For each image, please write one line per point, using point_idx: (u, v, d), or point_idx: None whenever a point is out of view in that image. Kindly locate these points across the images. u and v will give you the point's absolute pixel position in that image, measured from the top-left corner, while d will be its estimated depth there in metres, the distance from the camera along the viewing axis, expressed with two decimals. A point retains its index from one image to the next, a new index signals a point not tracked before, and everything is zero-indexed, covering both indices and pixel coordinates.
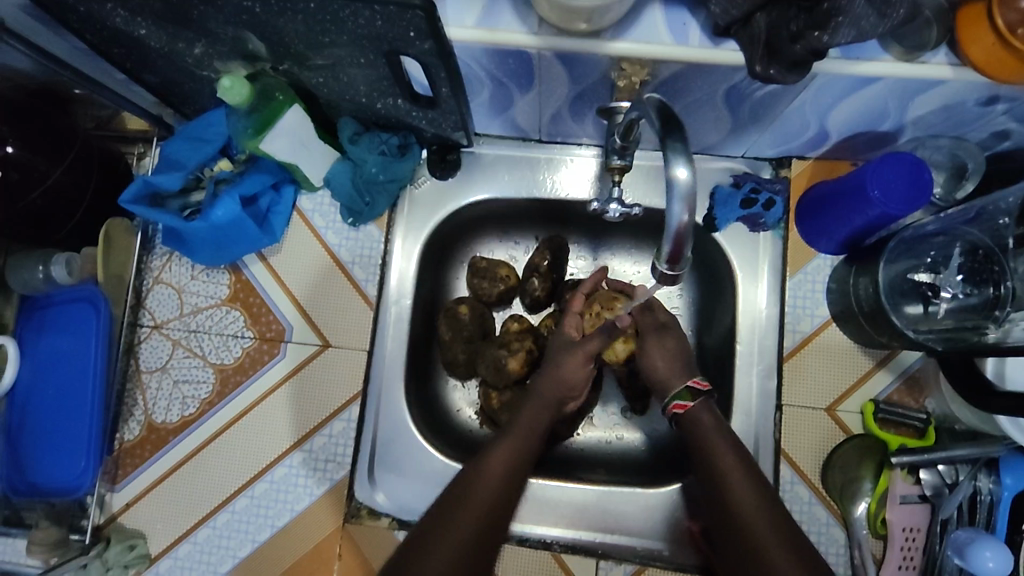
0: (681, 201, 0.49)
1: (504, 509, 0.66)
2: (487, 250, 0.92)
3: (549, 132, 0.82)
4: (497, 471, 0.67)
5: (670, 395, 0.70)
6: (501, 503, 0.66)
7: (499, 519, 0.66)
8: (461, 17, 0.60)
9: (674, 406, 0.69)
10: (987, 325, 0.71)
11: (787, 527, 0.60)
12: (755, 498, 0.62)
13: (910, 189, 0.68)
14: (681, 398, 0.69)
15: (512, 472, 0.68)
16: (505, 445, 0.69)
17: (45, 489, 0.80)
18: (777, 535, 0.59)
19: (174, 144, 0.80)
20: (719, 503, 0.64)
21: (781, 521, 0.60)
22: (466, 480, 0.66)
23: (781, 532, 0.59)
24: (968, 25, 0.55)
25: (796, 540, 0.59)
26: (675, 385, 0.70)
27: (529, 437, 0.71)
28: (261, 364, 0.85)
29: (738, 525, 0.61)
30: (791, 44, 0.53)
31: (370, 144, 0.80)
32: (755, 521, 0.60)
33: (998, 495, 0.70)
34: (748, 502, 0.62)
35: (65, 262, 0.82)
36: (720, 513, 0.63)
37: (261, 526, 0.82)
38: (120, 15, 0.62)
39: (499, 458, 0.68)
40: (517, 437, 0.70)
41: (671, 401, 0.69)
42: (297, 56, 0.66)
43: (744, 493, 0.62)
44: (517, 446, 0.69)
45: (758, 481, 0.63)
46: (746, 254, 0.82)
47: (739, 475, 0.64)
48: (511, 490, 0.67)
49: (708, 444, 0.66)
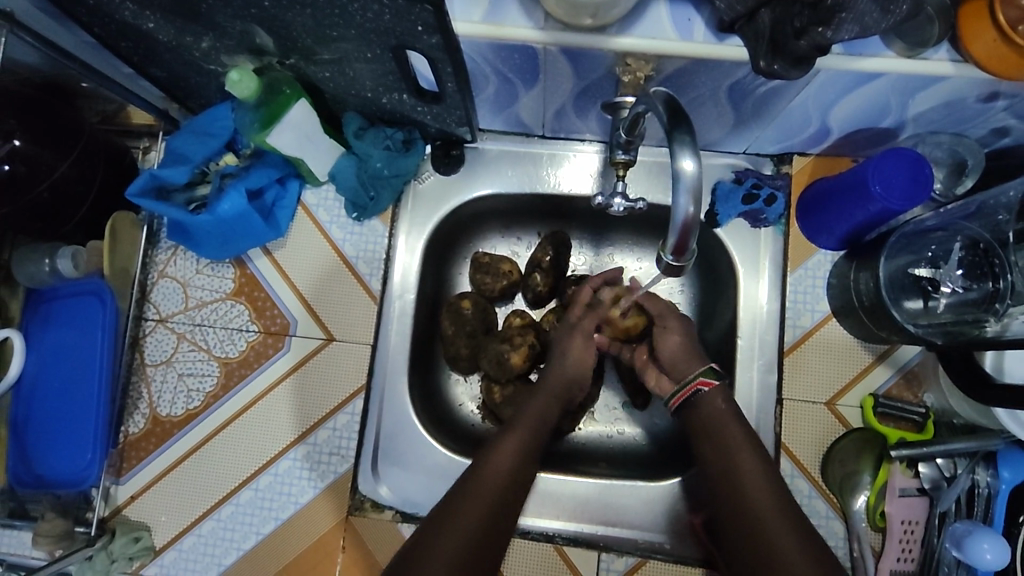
0: (687, 193, 0.50)
1: (509, 508, 0.66)
2: (489, 246, 0.92)
3: (553, 128, 0.82)
4: (500, 467, 0.67)
5: (693, 373, 0.71)
6: (506, 501, 0.66)
7: (504, 517, 0.65)
8: (468, 12, 0.61)
9: (700, 382, 0.70)
10: (986, 318, 0.72)
11: (799, 520, 0.60)
12: (766, 490, 0.63)
13: (910, 184, 0.68)
14: (705, 376, 0.71)
15: (516, 469, 0.68)
16: (508, 442, 0.70)
17: (50, 481, 0.80)
18: (786, 526, 0.59)
19: (180, 138, 0.81)
20: (727, 493, 0.64)
21: (793, 517, 0.60)
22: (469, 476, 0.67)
23: (792, 522, 0.60)
24: (970, 21, 0.56)
25: (805, 529, 0.59)
26: (694, 366, 0.72)
27: (531, 436, 0.71)
28: (265, 358, 0.86)
29: (746, 515, 0.61)
30: (795, 40, 0.54)
31: (375, 139, 0.81)
32: (768, 512, 0.61)
33: (996, 488, 0.71)
34: (757, 491, 0.63)
35: (71, 255, 0.83)
36: (727, 505, 0.64)
37: (266, 519, 0.82)
38: (129, 8, 0.63)
39: (502, 456, 0.68)
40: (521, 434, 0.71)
41: (694, 379, 0.71)
42: (305, 50, 0.67)
43: (751, 482, 0.63)
44: (520, 443, 0.70)
45: (768, 473, 0.64)
46: (747, 249, 0.83)
47: (750, 466, 0.65)
48: (516, 488, 0.67)
49: (717, 433, 0.68)
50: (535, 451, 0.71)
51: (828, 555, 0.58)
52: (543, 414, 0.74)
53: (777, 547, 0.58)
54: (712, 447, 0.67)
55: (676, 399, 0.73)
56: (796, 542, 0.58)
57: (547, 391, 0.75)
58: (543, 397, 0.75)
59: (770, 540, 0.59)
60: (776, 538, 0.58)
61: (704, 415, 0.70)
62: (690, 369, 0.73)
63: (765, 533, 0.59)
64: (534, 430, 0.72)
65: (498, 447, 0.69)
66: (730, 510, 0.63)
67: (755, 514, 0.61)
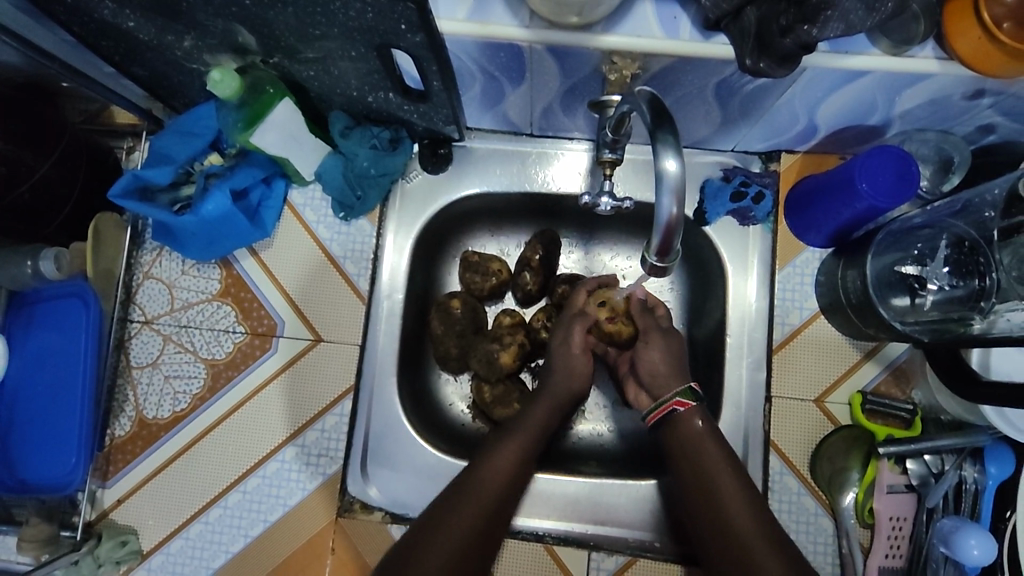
0: (670, 193, 0.50)
1: (506, 506, 0.68)
2: (478, 245, 0.92)
3: (541, 126, 0.82)
4: (500, 469, 0.69)
5: (671, 393, 0.71)
6: (504, 501, 0.68)
7: (500, 516, 0.68)
8: (452, 10, 0.60)
9: (676, 403, 0.70)
10: (972, 316, 0.72)
11: (776, 536, 0.61)
12: (749, 514, 0.63)
13: (897, 181, 0.68)
14: (683, 395, 0.71)
15: (516, 472, 0.70)
16: (509, 444, 0.71)
17: (33, 486, 0.79)
18: (767, 542, 0.61)
19: (164, 138, 0.80)
20: (710, 511, 0.65)
21: (773, 532, 0.62)
22: (469, 476, 0.68)
23: (773, 542, 0.61)
24: (955, 19, 0.56)
25: (786, 547, 0.61)
26: (673, 385, 0.73)
27: (533, 440, 0.72)
28: (252, 359, 0.85)
29: (722, 528, 0.63)
30: (781, 38, 0.54)
31: (362, 137, 0.80)
32: (747, 527, 0.62)
33: (983, 484, 0.72)
34: (739, 506, 0.64)
35: (54, 256, 0.81)
36: (710, 519, 0.65)
37: (254, 521, 0.82)
38: (108, 6, 0.62)
39: (504, 459, 0.70)
40: (522, 436, 0.72)
41: (671, 399, 0.71)
42: (289, 49, 0.66)
43: (730, 498, 0.65)
44: (523, 444, 0.71)
45: (746, 494, 0.65)
46: (735, 246, 0.82)
47: (733, 493, 0.65)
48: (513, 488, 0.69)
49: (698, 453, 0.68)
50: (536, 451, 0.73)
51: (804, 566, 0.59)
52: (548, 419, 0.75)
53: (757, 563, 0.59)
54: (691, 469, 0.68)
55: (652, 415, 0.73)
56: (775, 555, 0.60)
57: (547, 398, 0.76)
58: (541, 408, 0.75)
59: (752, 558, 0.60)
60: (757, 554, 0.60)
61: (682, 436, 0.70)
62: (670, 388, 0.73)
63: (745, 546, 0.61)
64: (535, 433, 0.73)
65: (503, 447, 0.71)
66: (713, 528, 0.64)
67: (734, 529, 0.62)
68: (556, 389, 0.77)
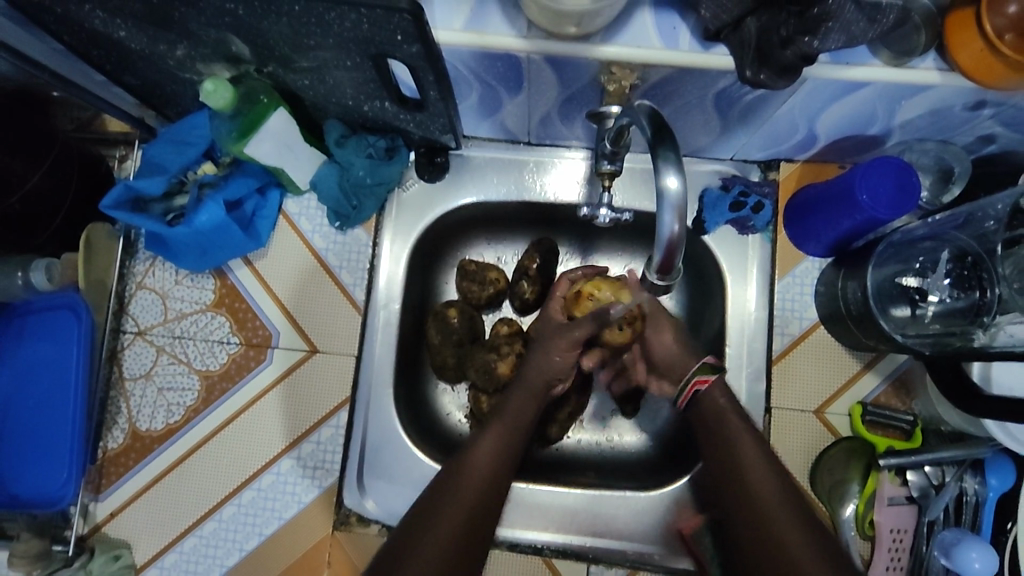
0: (672, 211, 0.49)
1: (485, 519, 0.62)
2: (475, 254, 0.91)
3: (539, 135, 0.81)
4: (476, 468, 0.65)
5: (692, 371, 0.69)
6: (480, 512, 0.62)
7: (481, 530, 0.61)
8: (449, 20, 0.59)
9: (698, 381, 0.68)
10: (974, 330, 0.71)
11: (804, 509, 0.60)
12: (774, 488, 0.61)
13: (898, 193, 0.68)
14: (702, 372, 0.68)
15: (494, 470, 0.66)
16: (482, 449, 0.67)
17: (25, 501, 0.78)
18: (793, 520, 0.58)
19: (156, 148, 0.79)
20: (734, 494, 0.62)
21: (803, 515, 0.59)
22: (442, 487, 0.63)
23: (799, 517, 0.59)
24: (956, 31, 0.55)
25: (814, 528, 0.58)
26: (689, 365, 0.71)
27: (504, 453, 0.67)
28: (247, 370, 0.84)
29: (754, 517, 0.60)
30: (781, 49, 0.53)
31: (358, 146, 0.79)
32: (786, 527, 0.58)
33: (984, 495, 0.72)
34: (772, 504, 0.60)
35: (45, 267, 0.80)
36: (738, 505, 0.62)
37: (250, 534, 0.81)
38: (99, 16, 0.61)
39: (479, 457, 0.66)
40: (498, 435, 0.68)
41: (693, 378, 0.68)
42: (283, 59, 0.65)
43: (763, 497, 0.60)
44: (497, 443, 0.68)
45: (772, 467, 0.63)
46: (735, 256, 0.82)
47: (756, 466, 0.62)
48: (492, 493, 0.64)
49: (729, 449, 0.64)
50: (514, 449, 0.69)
51: (834, 552, 0.56)
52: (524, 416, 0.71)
53: (788, 543, 0.57)
54: (715, 444, 0.66)
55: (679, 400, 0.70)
56: (806, 537, 0.57)
57: (522, 387, 0.73)
58: (519, 396, 0.72)
59: (774, 536, 0.58)
60: (798, 556, 0.56)
61: (706, 410, 0.68)
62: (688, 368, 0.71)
63: (785, 548, 0.57)
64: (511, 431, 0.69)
65: (475, 446, 0.67)
66: (748, 531, 0.60)
67: (763, 517, 0.59)
68: (528, 381, 0.73)
